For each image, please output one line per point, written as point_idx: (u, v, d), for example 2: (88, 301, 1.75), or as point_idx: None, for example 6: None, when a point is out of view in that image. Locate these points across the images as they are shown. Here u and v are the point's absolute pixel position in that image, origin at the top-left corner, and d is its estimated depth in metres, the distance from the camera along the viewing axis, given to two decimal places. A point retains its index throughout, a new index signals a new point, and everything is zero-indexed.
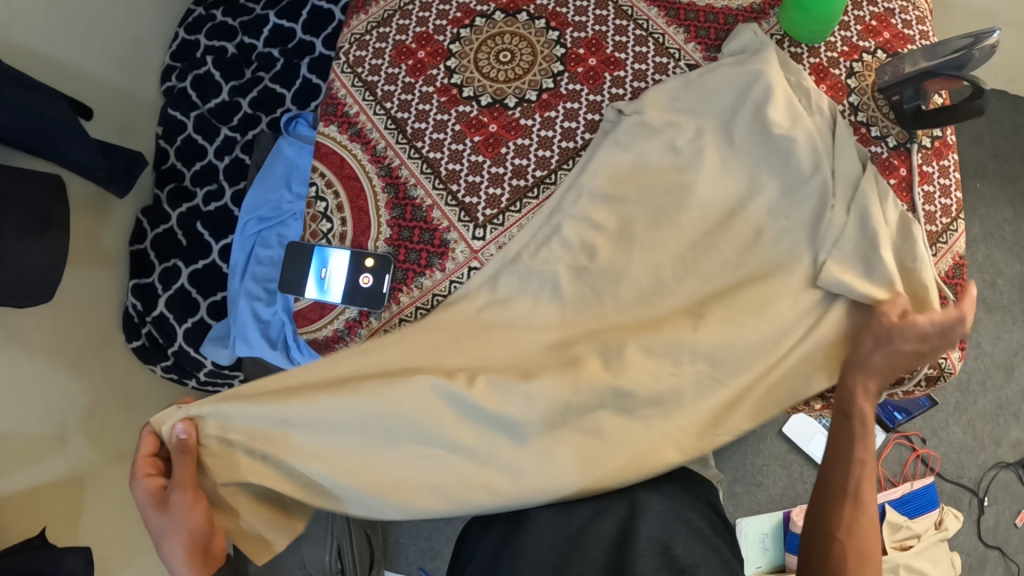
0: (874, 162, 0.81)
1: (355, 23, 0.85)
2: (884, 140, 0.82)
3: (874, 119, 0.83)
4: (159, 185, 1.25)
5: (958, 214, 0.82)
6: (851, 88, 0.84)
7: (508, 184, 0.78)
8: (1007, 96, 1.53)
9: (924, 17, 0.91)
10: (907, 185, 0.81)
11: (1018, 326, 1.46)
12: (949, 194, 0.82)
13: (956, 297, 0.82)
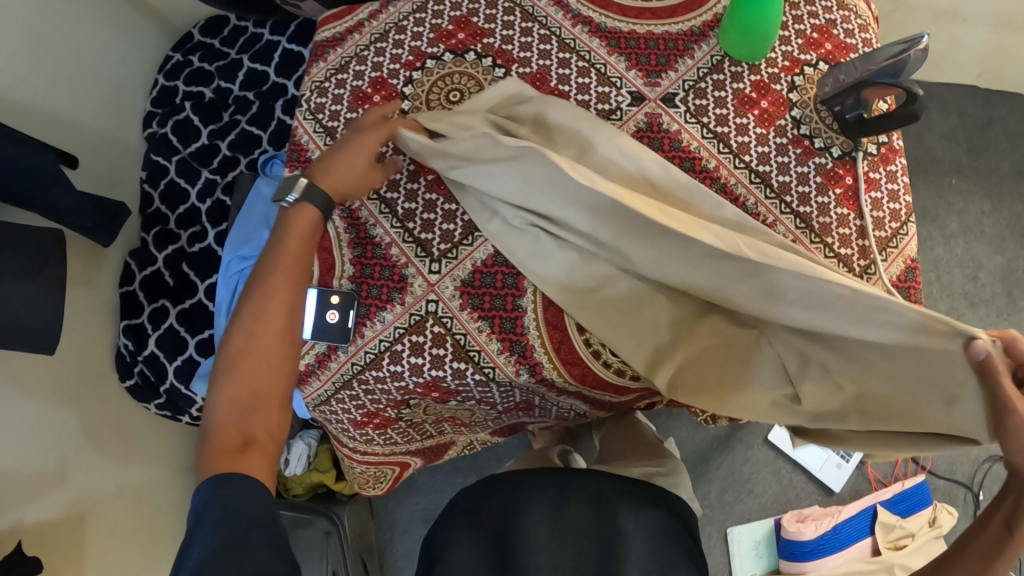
0: (819, 172, 0.81)
1: (315, 71, 0.87)
2: (828, 151, 0.82)
3: (817, 131, 0.83)
4: (147, 229, 1.29)
5: (907, 218, 0.82)
6: (793, 102, 0.84)
7: (461, 218, 0.77)
8: (979, 91, 1.53)
9: (866, 25, 0.95)
10: (853, 194, 0.81)
11: (1003, 317, 1.46)
12: (898, 199, 0.82)
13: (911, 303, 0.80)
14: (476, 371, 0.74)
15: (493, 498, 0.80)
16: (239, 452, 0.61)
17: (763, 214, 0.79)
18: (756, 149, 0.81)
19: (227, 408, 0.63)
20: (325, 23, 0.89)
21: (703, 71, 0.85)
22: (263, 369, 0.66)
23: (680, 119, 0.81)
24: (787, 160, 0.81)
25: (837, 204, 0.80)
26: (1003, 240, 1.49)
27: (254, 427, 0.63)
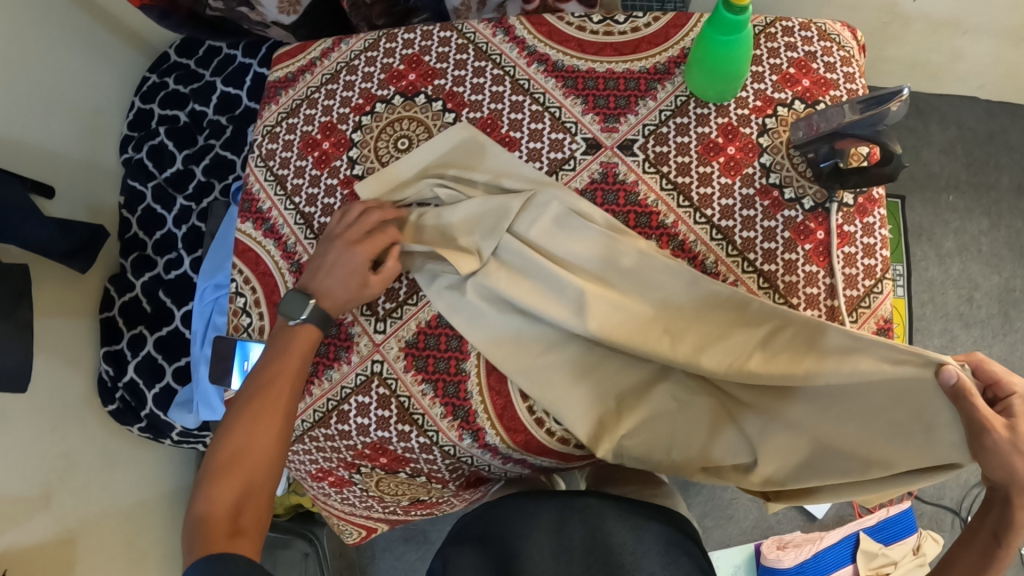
0: (787, 227, 0.78)
1: (267, 114, 0.87)
2: (799, 203, 0.79)
3: (788, 180, 0.80)
4: (124, 255, 1.29)
5: (883, 275, 0.78)
6: (763, 147, 0.81)
7: (405, 277, 0.79)
8: (979, 102, 1.48)
9: (850, 57, 0.91)
10: (825, 249, 0.78)
11: (998, 339, 1.42)
12: (873, 253, 0.78)
13: None
14: (420, 435, 0.76)
15: (494, 524, 0.80)
16: (228, 539, 0.59)
17: (723, 272, 0.77)
18: (719, 202, 0.78)
19: (219, 494, 0.61)
20: (278, 62, 0.89)
21: (665, 114, 0.81)
22: (260, 459, 0.64)
23: (637, 169, 0.79)
24: (753, 213, 0.78)
25: (805, 261, 0.77)
26: (1000, 258, 1.44)
27: (246, 515, 0.61)
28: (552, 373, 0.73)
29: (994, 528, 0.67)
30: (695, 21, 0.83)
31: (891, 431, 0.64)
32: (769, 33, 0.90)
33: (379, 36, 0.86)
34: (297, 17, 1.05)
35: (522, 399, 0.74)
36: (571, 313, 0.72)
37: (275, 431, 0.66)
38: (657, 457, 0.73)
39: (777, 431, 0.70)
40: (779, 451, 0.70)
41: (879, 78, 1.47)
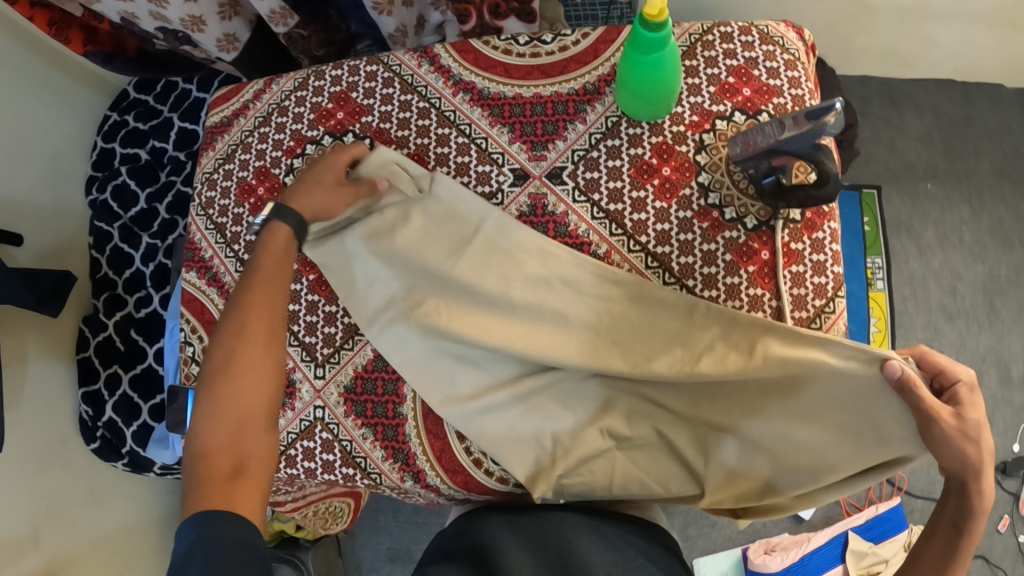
0: (729, 249, 0.76)
1: (204, 160, 0.87)
2: (740, 222, 0.76)
3: (728, 199, 0.77)
4: (97, 296, 1.31)
5: (834, 293, 0.75)
6: (700, 165, 0.78)
7: (342, 321, 0.79)
8: (955, 86, 1.44)
9: (796, 60, 0.82)
10: (769, 270, 0.75)
11: (984, 330, 1.39)
12: (823, 271, 0.75)
13: None
14: (364, 477, 0.77)
15: (457, 548, 0.72)
16: (228, 481, 0.59)
17: None
18: (655, 227, 0.76)
19: (214, 429, 0.61)
20: (213, 106, 0.89)
21: (596, 137, 0.79)
22: (254, 390, 0.64)
23: (566, 198, 0.77)
24: (690, 237, 0.76)
25: (749, 284, 0.75)
26: (983, 247, 1.41)
27: (243, 449, 0.61)
28: (490, 419, 0.74)
29: (955, 517, 0.63)
30: (626, 35, 0.81)
31: (843, 432, 0.66)
32: (706, 42, 0.83)
33: (305, 75, 0.85)
34: (238, 53, 1.05)
35: (459, 440, 0.76)
36: (522, 341, 0.73)
37: (262, 354, 0.65)
38: (599, 494, 0.74)
39: (728, 447, 0.71)
40: (737, 472, 0.71)
41: (850, 67, 1.43)
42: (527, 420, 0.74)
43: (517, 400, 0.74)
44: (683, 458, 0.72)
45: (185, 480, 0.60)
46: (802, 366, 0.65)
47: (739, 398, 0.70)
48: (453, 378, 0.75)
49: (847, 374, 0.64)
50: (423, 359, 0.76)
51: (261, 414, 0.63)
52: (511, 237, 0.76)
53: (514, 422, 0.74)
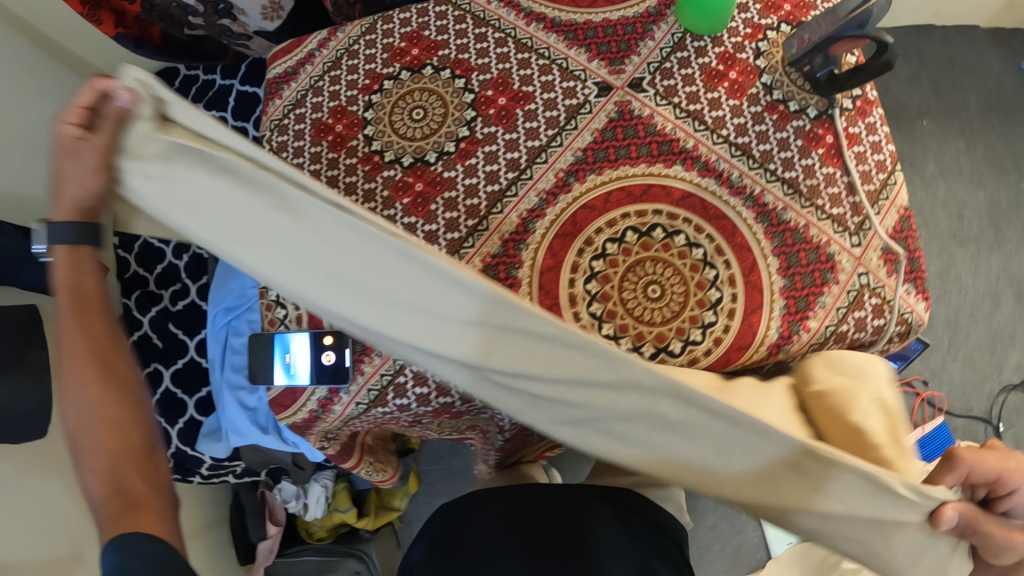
0: (799, 136, 0.79)
1: (271, 109, 0.86)
2: (804, 113, 0.79)
3: (790, 94, 0.80)
4: (125, 295, 1.24)
5: (894, 167, 0.79)
6: (761, 69, 0.81)
7: (443, 239, 0.76)
8: (935, 31, 1.56)
9: None
10: (836, 151, 0.79)
11: (994, 252, 1.48)
12: (881, 149, 0.80)
13: (910, 251, 0.76)
14: None
15: (440, 538, 0.76)
16: (122, 516, 0.62)
17: (749, 186, 0.77)
18: (731, 122, 0.79)
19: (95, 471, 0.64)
20: (275, 60, 0.89)
21: (666, 50, 0.82)
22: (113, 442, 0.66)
23: (650, 103, 0.80)
24: (764, 128, 0.79)
25: (821, 164, 0.78)
26: (982, 174, 1.50)
27: (129, 487, 0.64)
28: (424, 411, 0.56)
29: None
30: None
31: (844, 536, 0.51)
32: None
33: (372, 20, 0.87)
34: (280, 22, 1.08)
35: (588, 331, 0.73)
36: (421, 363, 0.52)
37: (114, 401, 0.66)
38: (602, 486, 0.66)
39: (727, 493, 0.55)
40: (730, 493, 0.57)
41: None
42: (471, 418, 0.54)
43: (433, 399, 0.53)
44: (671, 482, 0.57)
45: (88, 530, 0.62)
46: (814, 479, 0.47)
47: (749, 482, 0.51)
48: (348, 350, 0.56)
49: (883, 515, 0.48)
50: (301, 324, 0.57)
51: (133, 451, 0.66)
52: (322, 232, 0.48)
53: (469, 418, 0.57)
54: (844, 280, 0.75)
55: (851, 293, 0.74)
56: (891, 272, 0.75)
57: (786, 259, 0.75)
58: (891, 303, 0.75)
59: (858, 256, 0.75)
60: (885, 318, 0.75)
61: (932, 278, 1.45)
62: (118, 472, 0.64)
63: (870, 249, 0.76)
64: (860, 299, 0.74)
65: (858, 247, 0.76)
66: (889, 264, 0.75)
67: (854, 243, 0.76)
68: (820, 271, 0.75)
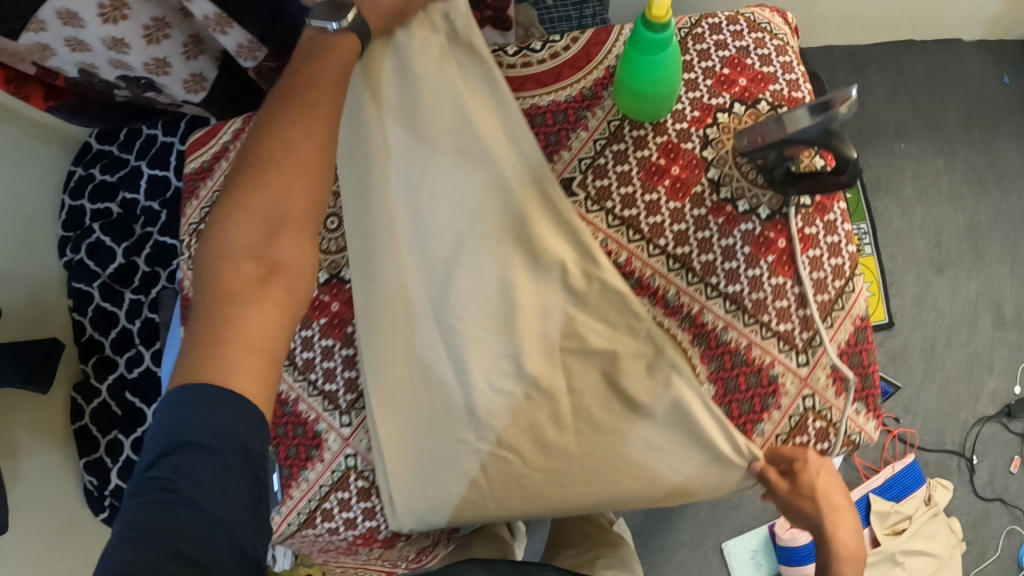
0: (746, 242, 0.73)
1: (189, 210, 0.88)
2: (754, 213, 0.73)
3: (739, 191, 0.74)
4: (85, 360, 1.26)
5: (853, 271, 0.73)
6: (708, 160, 0.75)
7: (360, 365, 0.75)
8: (915, 44, 1.48)
9: (785, 44, 0.81)
10: (788, 257, 0.73)
11: (973, 276, 1.42)
12: (840, 251, 0.73)
13: (862, 367, 0.74)
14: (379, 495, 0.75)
15: None
16: (263, 282, 0.56)
17: (686, 303, 0.74)
18: (670, 228, 0.74)
19: (236, 232, 0.56)
20: (191, 151, 0.89)
21: (600, 143, 0.77)
22: (294, 222, 0.58)
23: (580, 210, 0.76)
24: (708, 234, 0.74)
25: (770, 274, 0.72)
26: (961, 196, 1.44)
27: (279, 255, 0.57)
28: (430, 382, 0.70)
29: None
30: (616, 34, 0.80)
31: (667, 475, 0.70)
32: (696, 35, 0.80)
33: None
34: (205, 93, 1.09)
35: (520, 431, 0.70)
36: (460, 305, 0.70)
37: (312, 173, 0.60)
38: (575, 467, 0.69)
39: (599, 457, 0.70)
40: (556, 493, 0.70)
41: (815, 37, 1.43)
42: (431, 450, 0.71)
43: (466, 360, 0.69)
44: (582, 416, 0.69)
45: (201, 294, 0.55)
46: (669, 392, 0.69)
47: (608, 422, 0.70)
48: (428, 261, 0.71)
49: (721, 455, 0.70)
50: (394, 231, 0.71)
51: (305, 223, 0.59)
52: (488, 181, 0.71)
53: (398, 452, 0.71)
54: (786, 404, 0.73)
55: (794, 418, 0.73)
56: (839, 393, 0.73)
57: (724, 383, 0.73)
58: (837, 426, 0.73)
59: (804, 377, 0.72)
60: (830, 440, 0.74)
61: (904, 307, 1.41)
62: (274, 230, 0.58)
63: (819, 366, 0.73)
64: (803, 423, 0.73)
65: (806, 365, 0.73)
66: (838, 384, 0.72)
67: (801, 362, 0.72)
68: (760, 396, 0.73)
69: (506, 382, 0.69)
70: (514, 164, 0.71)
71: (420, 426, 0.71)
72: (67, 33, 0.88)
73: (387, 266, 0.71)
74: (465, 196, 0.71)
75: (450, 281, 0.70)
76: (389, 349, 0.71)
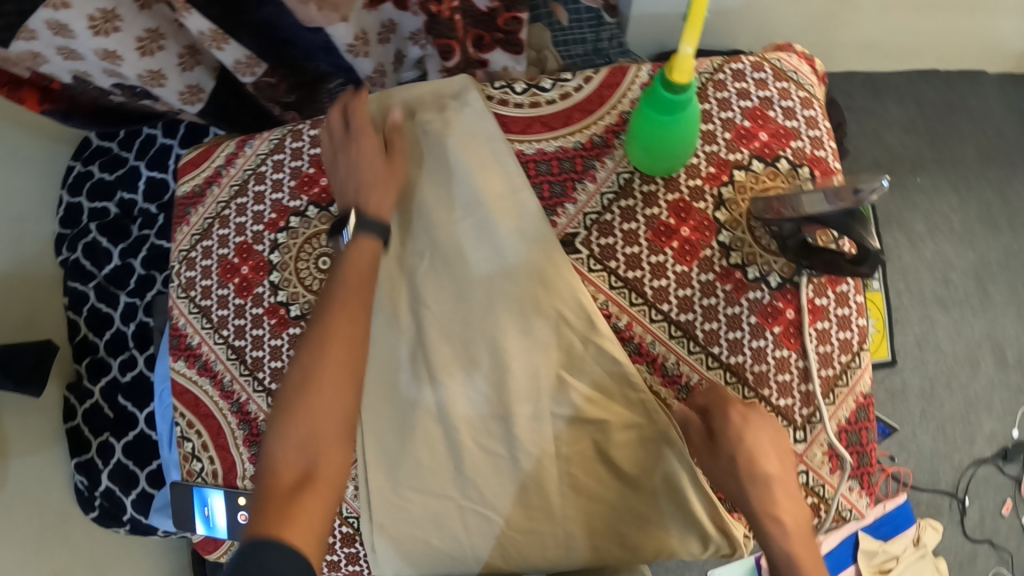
0: (754, 311, 0.74)
1: (180, 236, 0.89)
2: (764, 282, 0.74)
3: (750, 257, 0.74)
4: (78, 360, 1.26)
5: (859, 347, 0.76)
6: (721, 223, 0.74)
7: None
8: (938, 74, 1.43)
9: (811, 96, 0.79)
10: (795, 330, 0.74)
11: (979, 316, 1.40)
12: (848, 326, 0.75)
13: (861, 445, 0.77)
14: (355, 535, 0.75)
15: None
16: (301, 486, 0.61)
17: (685, 374, 0.73)
18: (676, 293, 0.73)
19: (285, 449, 0.62)
20: (184, 173, 0.91)
21: (608, 197, 0.75)
22: (330, 426, 0.64)
23: (582, 268, 0.74)
24: (714, 301, 0.73)
25: (775, 346, 0.73)
26: (972, 234, 1.41)
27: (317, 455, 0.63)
28: (413, 440, 0.72)
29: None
30: (630, 77, 0.76)
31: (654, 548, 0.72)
32: (717, 81, 0.78)
33: (280, 135, 0.87)
34: (203, 104, 1.06)
35: (506, 485, 0.71)
36: (449, 363, 0.72)
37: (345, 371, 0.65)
38: (554, 531, 0.71)
39: (572, 525, 0.71)
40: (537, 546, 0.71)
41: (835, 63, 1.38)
42: (420, 499, 0.72)
43: (455, 412, 0.71)
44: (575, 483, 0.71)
45: (254, 499, 0.62)
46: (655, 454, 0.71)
47: (602, 491, 0.71)
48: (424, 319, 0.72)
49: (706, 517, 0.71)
50: (383, 292, 0.74)
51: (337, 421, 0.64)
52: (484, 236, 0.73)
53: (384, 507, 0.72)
54: None
55: None
56: (834, 470, 0.75)
57: None
58: (829, 502, 0.76)
59: (801, 452, 0.75)
60: (821, 514, 0.76)
61: (906, 345, 1.39)
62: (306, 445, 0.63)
63: (816, 443, 0.75)
64: None
65: (803, 442, 0.75)
66: (834, 462, 0.75)
67: (799, 438, 0.75)
68: None
69: (491, 442, 0.71)
70: (515, 228, 0.73)
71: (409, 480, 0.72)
72: (57, 43, 0.90)
73: (381, 320, 0.73)
74: (458, 250, 0.73)
75: (442, 332, 0.72)
76: (376, 405, 0.73)
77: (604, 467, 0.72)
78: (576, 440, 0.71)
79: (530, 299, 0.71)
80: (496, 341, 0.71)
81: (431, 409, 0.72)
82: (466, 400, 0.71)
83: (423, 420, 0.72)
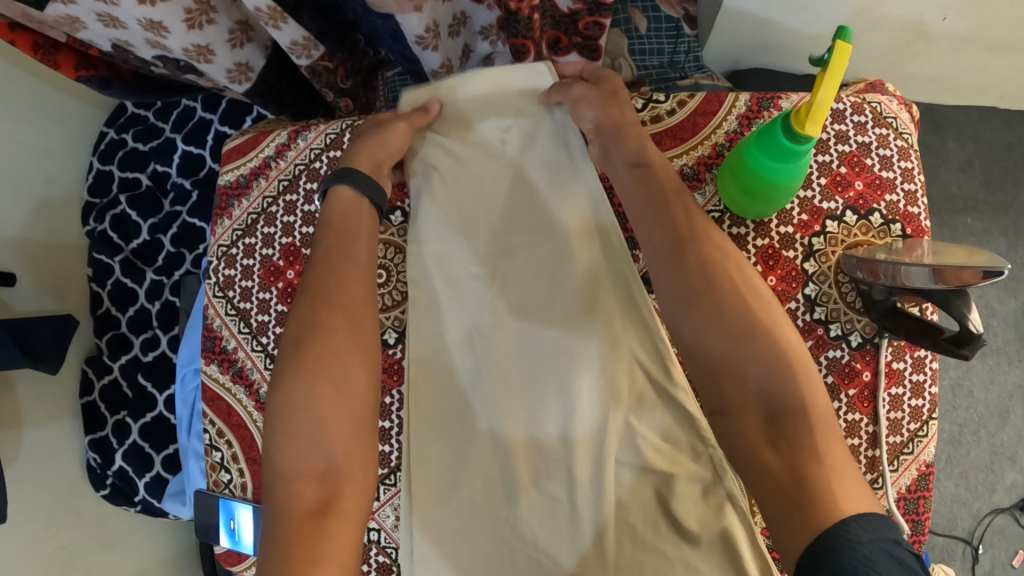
0: (831, 371, 0.72)
1: (220, 229, 0.87)
2: (844, 341, 0.72)
3: (833, 314, 0.72)
4: (99, 335, 1.24)
5: (929, 417, 0.72)
6: (809, 274, 0.73)
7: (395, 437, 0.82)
8: (998, 113, 1.39)
9: (909, 146, 0.75)
10: (869, 393, 0.71)
11: (1014, 366, 1.37)
12: (921, 393, 0.72)
13: (918, 515, 0.72)
14: (380, 553, 0.83)
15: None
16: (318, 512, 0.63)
17: None
18: None
19: (295, 453, 0.66)
20: (228, 161, 0.88)
21: None
22: (338, 425, 0.67)
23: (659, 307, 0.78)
24: None
25: (848, 409, 0.71)
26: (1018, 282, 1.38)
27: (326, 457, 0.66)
28: (460, 445, 0.76)
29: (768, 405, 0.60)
30: (728, 105, 0.78)
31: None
32: None
33: (338, 130, 0.85)
34: (249, 84, 1.01)
35: (539, 505, 0.72)
36: (502, 374, 0.77)
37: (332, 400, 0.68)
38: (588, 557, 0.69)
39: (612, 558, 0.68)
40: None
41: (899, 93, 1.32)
42: (458, 509, 0.74)
43: (504, 420, 0.75)
44: (627, 525, 0.69)
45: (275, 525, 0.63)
46: (715, 504, 0.67)
47: (649, 527, 0.68)
48: (486, 332, 0.78)
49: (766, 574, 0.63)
50: (449, 306, 0.80)
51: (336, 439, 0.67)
52: (548, 259, 0.79)
53: (442, 518, 0.74)
54: None
55: None
56: None
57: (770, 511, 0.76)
58: None
59: None
60: None
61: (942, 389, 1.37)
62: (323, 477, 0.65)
63: None
64: None
65: None
66: None
67: None
68: None
69: (544, 465, 0.74)
70: (584, 254, 0.77)
71: (455, 487, 0.75)
72: (100, 9, 0.81)
73: (445, 330, 0.79)
74: (520, 268, 0.79)
75: (500, 342, 0.78)
76: (435, 419, 0.77)
77: (653, 500, 0.69)
78: (625, 472, 0.71)
79: (589, 327, 0.75)
80: (549, 357, 0.76)
81: (480, 417, 0.76)
82: (517, 412, 0.75)
83: (474, 422, 0.77)
